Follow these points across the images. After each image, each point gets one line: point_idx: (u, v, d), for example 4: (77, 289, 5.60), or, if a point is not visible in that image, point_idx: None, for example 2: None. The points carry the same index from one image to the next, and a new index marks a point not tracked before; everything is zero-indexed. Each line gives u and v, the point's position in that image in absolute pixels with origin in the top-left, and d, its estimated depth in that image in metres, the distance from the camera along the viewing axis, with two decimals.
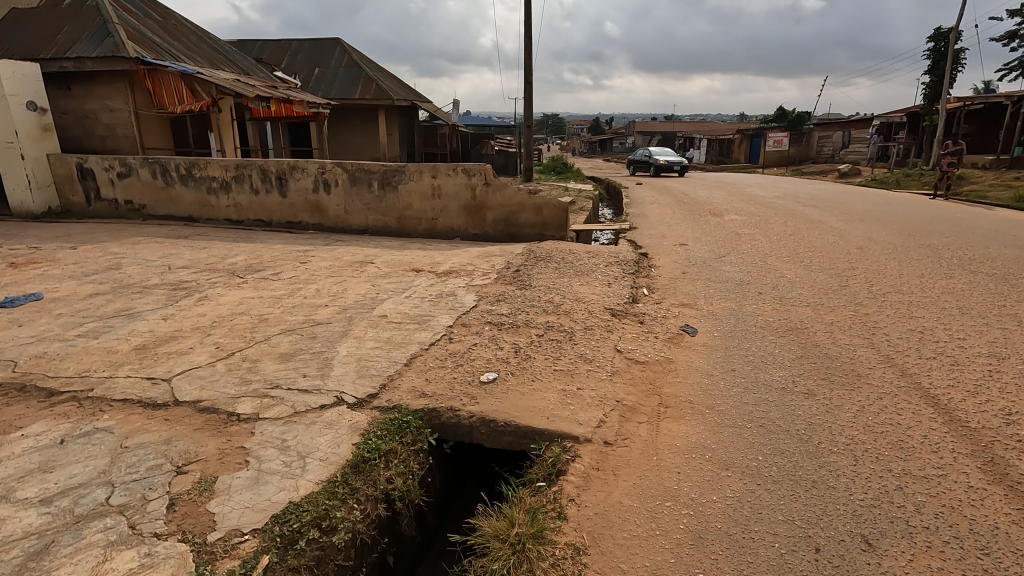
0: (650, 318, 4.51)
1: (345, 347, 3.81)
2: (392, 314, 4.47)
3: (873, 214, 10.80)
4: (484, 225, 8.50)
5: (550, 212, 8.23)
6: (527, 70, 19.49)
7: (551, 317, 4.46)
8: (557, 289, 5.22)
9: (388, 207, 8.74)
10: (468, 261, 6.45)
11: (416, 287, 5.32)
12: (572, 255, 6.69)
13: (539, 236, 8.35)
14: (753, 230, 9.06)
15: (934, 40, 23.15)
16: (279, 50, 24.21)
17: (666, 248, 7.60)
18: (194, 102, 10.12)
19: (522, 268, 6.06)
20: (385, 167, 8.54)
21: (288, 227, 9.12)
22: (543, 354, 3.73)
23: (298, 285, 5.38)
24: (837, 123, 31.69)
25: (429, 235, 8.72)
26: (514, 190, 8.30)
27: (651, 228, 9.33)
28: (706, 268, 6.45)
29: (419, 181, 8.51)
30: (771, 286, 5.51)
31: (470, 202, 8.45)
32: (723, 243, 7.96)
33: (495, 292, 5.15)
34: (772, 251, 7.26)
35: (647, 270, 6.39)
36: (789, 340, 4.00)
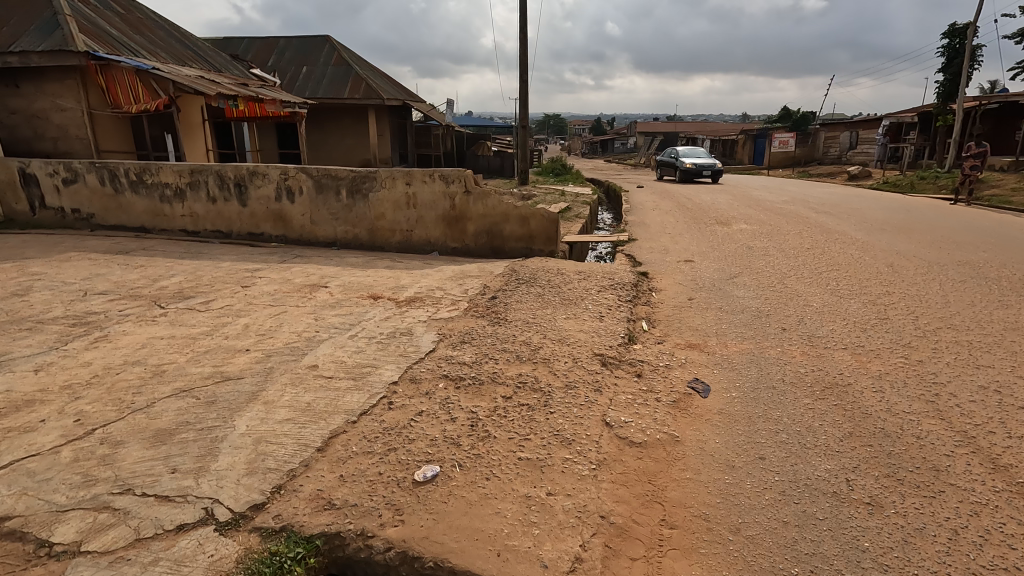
0: (649, 369, 3.59)
1: (246, 418, 2.88)
2: (324, 364, 3.56)
3: (895, 223, 9.89)
4: (464, 238, 7.59)
5: (537, 224, 7.35)
6: (522, 68, 18.60)
7: (525, 369, 3.54)
8: (537, 325, 4.30)
9: (358, 218, 7.83)
10: (437, 285, 5.54)
11: (368, 321, 4.40)
12: (560, 277, 5.77)
13: (526, 251, 7.45)
14: (765, 243, 8.14)
15: (949, 36, 22.21)
16: (267, 48, 23.33)
17: (668, 267, 6.69)
18: (150, 101, 9.21)
19: (499, 295, 5.14)
20: (354, 173, 7.64)
21: (249, 238, 8.21)
22: (507, 431, 2.80)
23: (225, 319, 4.47)
24: (844, 123, 30.69)
25: (403, 249, 7.81)
26: (498, 199, 7.40)
27: (652, 241, 8.40)
28: (716, 293, 5.53)
29: (392, 188, 7.61)
30: (795, 320, 4.59)
31: (449, 212, 7.55)
32: (733, 259, 7.05)
33: (462, 329, 4.23)
34: (790, 270, 6.36)
35: (646, 295, 5.48)
36: (830, 407, 3.08)
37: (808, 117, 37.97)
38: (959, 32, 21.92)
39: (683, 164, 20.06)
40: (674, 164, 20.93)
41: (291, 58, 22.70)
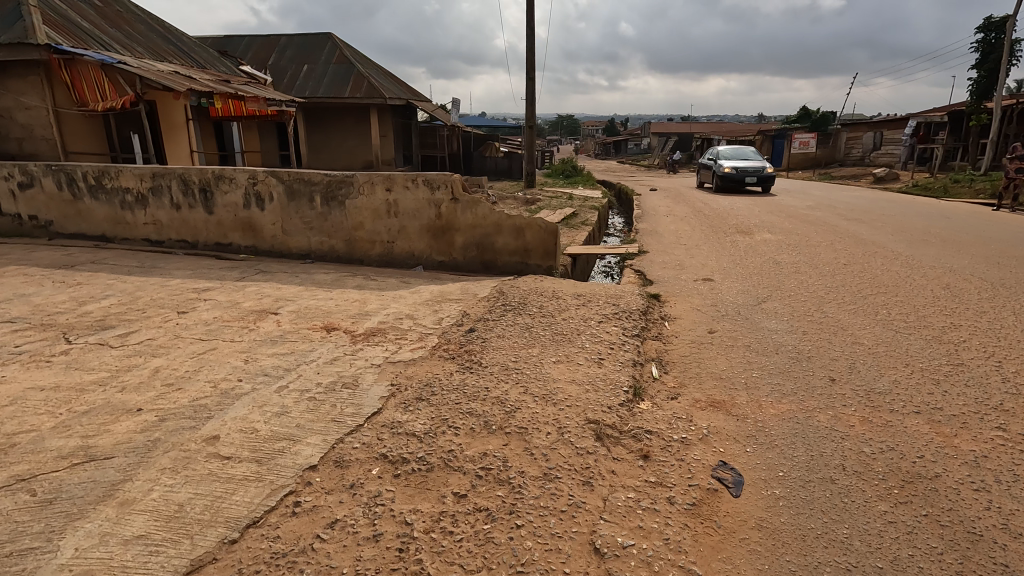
0: (660, 447, 2.68)
1: (81, 535, 2.03)
2: (228, 435, 2.70)
3: (936, 233, 8.87)
4: (451, 251, 6.73)
5: (533, 236, 6.46)
6: (530, 65, 17.75)
7: (493, 447, 2.66)
8: (519, 375, 3.41)
9: (334, 227, 7.00)
10: (409, 312, 4.67)
11: (310, 365, 3.54)
12: (555, 302, 4.87)
13: (520, 266, 6.58)
14: (794, 256, 7.18)
15: (984, 30, 20.90)
16: (267, 46, 22.69)
17: (683, 287, 5.77)
18: (117, 98, 8.47)
19: (479, 327, 4.25)
20: (329, 178, 6.82)
21: (216, 249, 7.43)
22: (450, 567, 1.93)
23: (136, 360, 3.64)
24: (868, 123, 29.34)
25: (384, 262, 6.97)
26: (488, 207, 6.53)
27: (665, 254, 7.45)
28: (741, 322, 4.61)
29: (371, 195, 6.77)
30: (846, 366, 3.65)
31: (434, 221, 6.68)
32: (758, 278, 6.10)
33: (424, 379, 3.35)
34: (827, 294, 5.42)
35: (658, 327, 4.56)
36: (919, 522, 2.16)
37: (828, 117, 36.58)
38: (994, 26, 20.62)
39: (720, 168, 16.12)
40: (711, 168, 16.96)
41: (291, 56, 22.03)
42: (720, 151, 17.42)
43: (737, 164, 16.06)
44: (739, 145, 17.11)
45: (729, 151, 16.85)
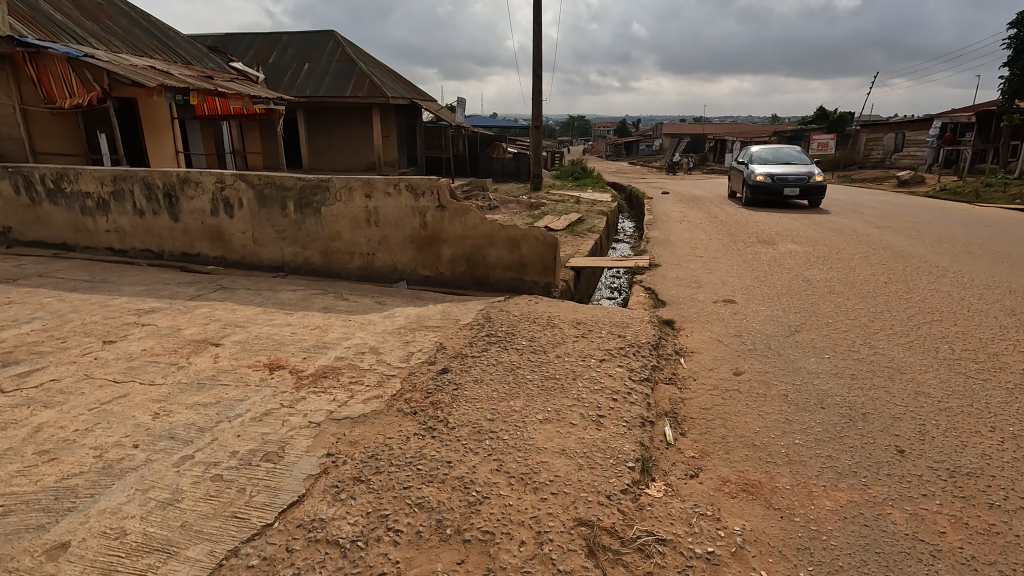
0: (676, 571, 1.93)
1: None
2: (82, 543, 1.98)
3: (981, 245, 7.97)
4: (437, 264, 5.99)
5: (529, 249, 5.71)
6: (537, 63, 17.01)
7: (443, 567, 1.92)
8: (493, 442, 2.66)
9: (309, 236, 6.30)
10: (374, 343, 3.94)
11: (232, 422, 2.82)
12: (550, 332, 4.10)
13: (516, 283, 5.83)
14: (826, 272, 6.36)
15: (1016, 26, 19.71)
16: (268, 44, 22.12)
17: (701, 312, 4.98)
18: (85, 94, 7.84)
19: (454, 368, 3.50)
20: (302, 183, 6.11)
21: (183, 259, 6.76)
22: None
23: (21, 412, 2.93)
24: (890, 123, 28.13)
25: (364, 276, 6.25)
26: (479, 216, 5.78)
27: (680, 269, 6.65)
28: (772, 360, 3.82)
29: (349, 201, 6.06)
30: (915, 430, 2.86)
31: (419, 232, 5.95)
32: (788, 300, 5.28)
33: (371, 448, 2.61)
34: (872, 322, 4.60)
35: (672, 365, 3.79)
36: None
37: (847, 118, 35.35)
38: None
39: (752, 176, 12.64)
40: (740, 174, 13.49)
41: (292, 55, 21.44)
42: (753, 152, 13.91)
43: (773, 169, 12.61)
44: (778, 145, 13.60)
45: (765, 152, 13.36)
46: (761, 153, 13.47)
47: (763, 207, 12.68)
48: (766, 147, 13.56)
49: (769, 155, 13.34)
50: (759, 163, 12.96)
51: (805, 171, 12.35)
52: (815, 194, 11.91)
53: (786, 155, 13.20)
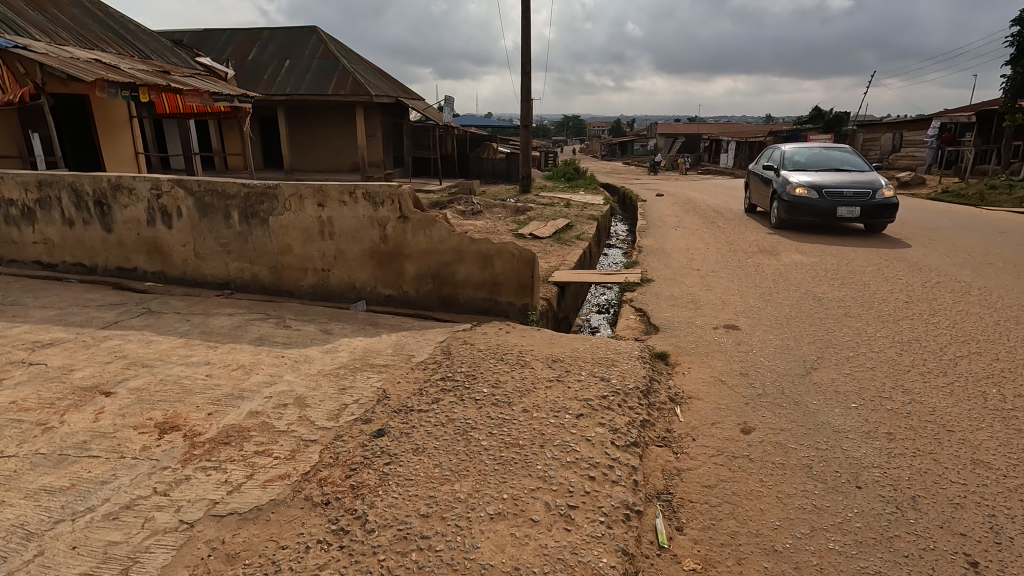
0: None
1: None
2: None
3: (999, 255, 7.34)
4: (400, 282, 5.29)
5: (503, 266, 5.01)
6: (527, 60, 16.32)
7: None
8: (420, 559, 1.94)
9: (256, 250, 5.58)
10: (302, 392, 3.22)
11: (77, 523, 2.11)
12: (519, 376, 3.38)
13: (488, 305, 5.14)
14: (838, 289, 5.67)
15: (1020, 23, 19.04)
16: (248, 40, 21.29)
17: (700, 343, 4.27)
18: (17, 90, 7.10)
19: (393, 429, 2.79)
20: (247, 189, 5.39)
21: (118, 275, 6.02)
22: None
23: None
24: (888, 123, 27.47)
25: (319, 295, 5.54)
26: (445, 228, 5.07)
27: (675, 286, 5.93)
28: (786, 411, 3.14)
29: (299, 211, 5.34)
30: (985, 526, 2.18)
31: (379, 245, 5.24)
32: (798, 325, 4.60)
33: (252, 568, 1.90)
34: (900, 356, 3.91)
35: (665, 418, 3.10)
36: None
37: (843, 118, 34.76)
38: None
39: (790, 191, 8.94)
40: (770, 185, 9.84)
41: (273, 51, 20.64)
42: (785, 153, 10.21)
43: (818, 180, 8.93)
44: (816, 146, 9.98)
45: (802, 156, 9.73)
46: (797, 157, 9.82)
47: (801, 232, 9.23)
48: (802, 149, 9.95)
49: (808, 159, 9.70)
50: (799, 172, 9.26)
51: (864, 181, 8.78)
52: (881, 216, 8.48)
53: (832, 158, 9.66)
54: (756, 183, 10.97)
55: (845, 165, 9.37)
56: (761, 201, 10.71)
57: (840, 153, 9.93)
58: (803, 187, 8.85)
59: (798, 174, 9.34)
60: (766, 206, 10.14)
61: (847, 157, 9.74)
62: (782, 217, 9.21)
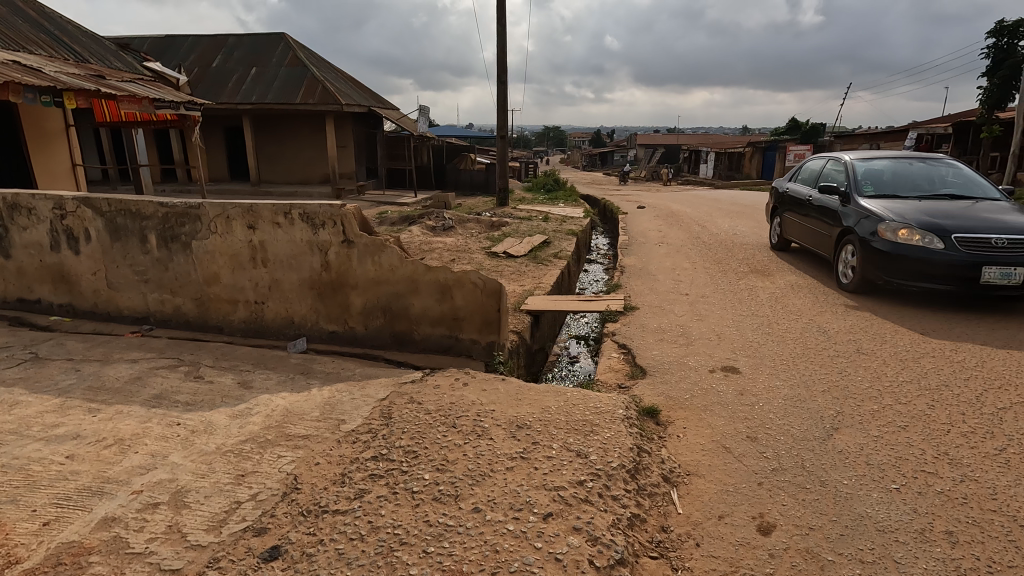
0: None
1: None
2: None
3: None
4: (346, 317, 4.55)
5: (464, 298, 4.29)
6: (503, 68, 15.74)
7: None
8: None
9: (179, 279, 4.79)
10: (186, 482, 2.46)
11: None
12: (471, 452, 2.66)
13: (448, 343, 4.41)
14: (844, 319, 5.06)
15: (995, 35, 19.03)
16: (212, 47, 20.39)
17: (696, 394, 3.60)
18: None
19: (292, 548, 2.04)
20: (166, 209, 4.62)
21: (19, 308, 5.17)
22: None
23: None
24: (865, 134, 27.49)
25: (253, 331, 4.77)
26: (396, 255, 4.33)
27: (662, 316, 5.26)
28: (813, 500, 2.46)
29: (226, 234, 4.57)
30: None
31: (320, 275, 4.50)
32: (805, 366, 3.96)
33: None
34: (932, 410, 3.27)
35: (661, 514, 2.39)
36: None
37: (819, 130, 34.90)
38: (1008, 31, 18.72)
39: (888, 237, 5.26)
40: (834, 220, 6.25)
41: (239, 58, 19.76)
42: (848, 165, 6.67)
43: (935, 215, 5.26)
44: (897, 157, 6.48)
45: (878, 173, 6.25)
46: (872, 174, 6.29)
47: (900, 300, 5.53)
48: (874, 161, 6.47)
49: (891, 177, 6.19)
50: (892, 202, 5.65)
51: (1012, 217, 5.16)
52: None
53: (930, 176, 6.12)
54: (798, 210, 7.37)
55: (954, 188, 5.87)
56: (805, 238, 7.15)
57: (937, 165, 6.36)
58: (909, 227, 5.18)
59: (891, 203, 5.67)
60: (824, 251, 6.51)
61: (948, 171, 6.22)
62: (868, 275, 5.53)
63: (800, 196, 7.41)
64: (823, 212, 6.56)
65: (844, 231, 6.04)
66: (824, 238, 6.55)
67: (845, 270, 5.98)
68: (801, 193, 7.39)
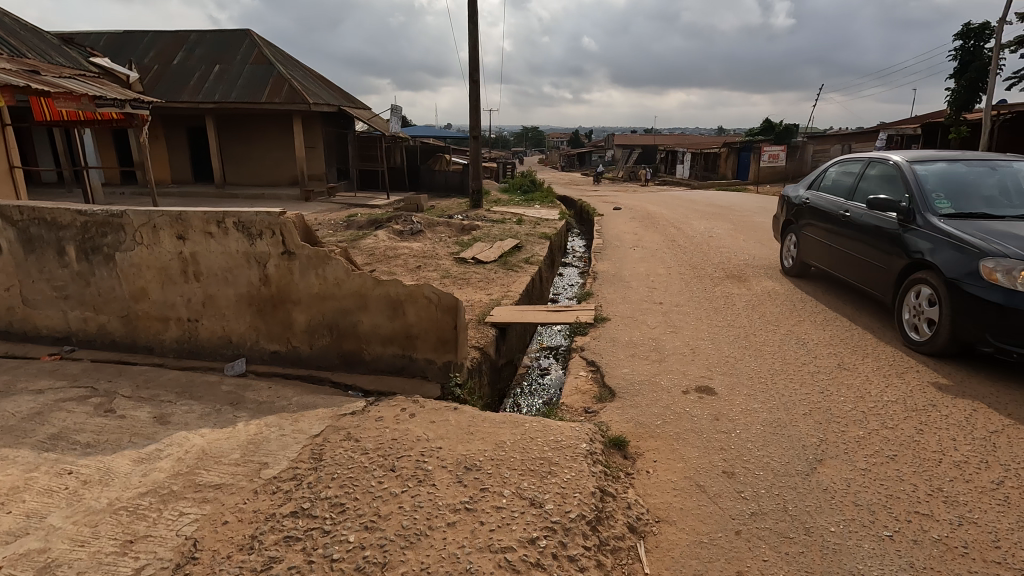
0: None
1: None
2: None
3: None
4: (289, 336, 4.14)
5: (417, 314, 3.92)
6: (475, 66, 15.36)
7: None
8: None
9: (102, 295, 4.32)
10: (59, 554, 2.06)
11: None
12: (408, 504, 2.29)
13: (401, 363, 4.04)
14: (823, 330, 4.82)
15: (962, 37, 19.32)
16: (173, 43, 19.62)
17: (669, 420, 3.29)
18: None
19: None
20: (85, 218, 4.15)
21: None
22: None
23: None
24: (837, 135, 27.81)
25: (186, 352, 4.33)
26: (342, 267, 3.94)
27: (634, 328, 4.96)
28: (796, 554, 2.16)
29: (153, 245, 4.12)
30: None
31: (259, 289, 4.08)
32: (783, 385, 3.69)
33: None
34: (921, 435, 3.01)
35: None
36: None
37: (792, 130, 35.28)
38: (974, 33, 19.02)
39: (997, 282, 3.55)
40: (892, 247, 4.54)
41: (201, 55, 19.03)
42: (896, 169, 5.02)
43: None
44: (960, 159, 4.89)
45: (945, 183, 4.62)
46: (938, 183, 4.64)
47: (1005, 368, 3.82)
48: (935, 164, 4.84)
49: (963, 187, 4.56)
50: (984, 226, 3.99)
51: None
52: None
53: (1009, 186, 4.57)
54: (824, 229, 5.70)
55: None
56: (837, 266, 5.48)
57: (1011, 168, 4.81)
58: None
59: (983, 227, 3.99)
60: (874, 287, 4.81)
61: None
62: (960, 332, 3.80)
63: (825, 210, 5.74)
64: (870, 233, 4.88)
65: (911, 261, 4.32)
66: (871, 269, 4.88)
67: (921, 322, 4.16)
68: (829, 207, 5.71)
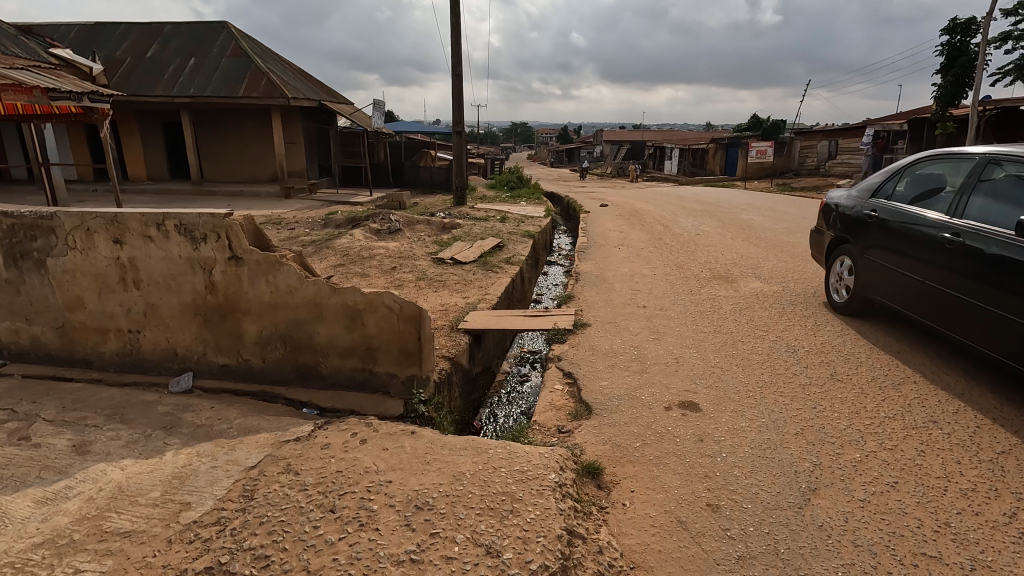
0: None
1: None
2: None
3: None
4: (239, 347, 3.80)
5: (377, 325, 3.61)
6: (458, 59, 14.97)
7: None
8: None
9: (35, 304, 3.95)
10: None
11: None
12: (344, 557, 1.98)
13: (361, 377, 3.72)
14: (813, 336, 4.57)
15: (948, 32, 19.23)
16: (147, 35, 18.98)
17: (649, 441, 3.00)
18: None
19: None
20: (10, 220, 3.77)
21: None
22: None
23: None
24: (824, 131, 27.74)
25: (128, 366, 3.97)
26: (294, 273, 3.60)
27: (616, 335, 4.67)
28: None
29: (87, 249, 3.76)
30: None
31: (204, 298, 3.73)
32: (773, 398, 3.43)
33: None
34: (923, 458, 2.75)
35: None
36: None
37: (779, 126, 35.28)
38: (960, 28, 18.94)
39: None
40: None
41: (176, 48, 18.44)
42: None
43: None
44: None
45: None
46: None
47: None
48: None
49: None
50: None
51: None
52: None
53: None
54: (917, 260, 3.95)
55: None
56: (945, 318, 3.72)
57: None
58: None
59: None
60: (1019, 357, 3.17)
61: None
62: None
63: (915, 233, 4.03)
64: (1017, 274, 3.15)
65: None
66: (1018, 329, 3.17)
67: None
68: (919, 228, 4.00)
